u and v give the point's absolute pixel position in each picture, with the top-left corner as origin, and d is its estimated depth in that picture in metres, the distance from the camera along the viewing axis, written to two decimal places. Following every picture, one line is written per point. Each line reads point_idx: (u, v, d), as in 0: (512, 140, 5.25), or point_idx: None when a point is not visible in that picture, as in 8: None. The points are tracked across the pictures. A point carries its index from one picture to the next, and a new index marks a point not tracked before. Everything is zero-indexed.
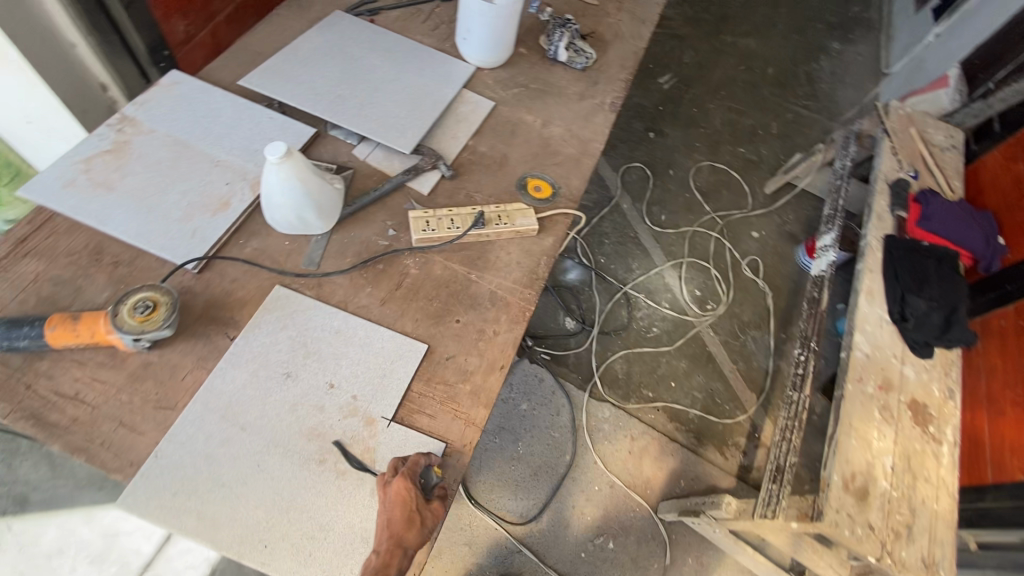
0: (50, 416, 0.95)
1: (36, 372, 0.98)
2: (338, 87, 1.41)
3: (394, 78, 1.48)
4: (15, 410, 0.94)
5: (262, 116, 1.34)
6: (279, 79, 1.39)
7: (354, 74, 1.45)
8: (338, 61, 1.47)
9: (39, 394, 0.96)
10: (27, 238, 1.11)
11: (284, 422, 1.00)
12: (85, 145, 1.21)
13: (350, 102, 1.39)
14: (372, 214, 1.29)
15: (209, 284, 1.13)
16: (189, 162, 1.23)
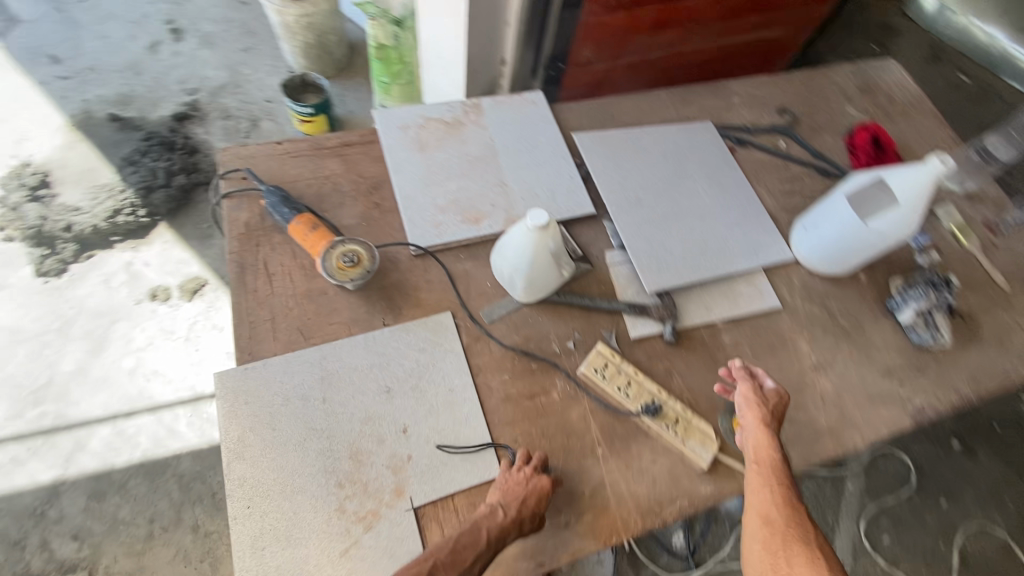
0: (246, 275, 1.13)
1: (268, 239, 1.17)
2: (644, 191, 1.34)
3: (701, 217, 1.34)
4: (236, 254, 1.15)
5: (566, 172, 1.36)
6: (604, 153, 1.38)
7: (670, 189, 1.36)
8: (666, 170, 1.39)
9: (256, 254, 1.15)
10: (349, 146, 1.33)
11: (350, 425, 1.01)
12: (437, 108, 1.39)
13: (643, 212, 1.31)
14: (571, 316, 1.20)
15: (410, 269, 1.19)
16: (484, 169, 1.32)
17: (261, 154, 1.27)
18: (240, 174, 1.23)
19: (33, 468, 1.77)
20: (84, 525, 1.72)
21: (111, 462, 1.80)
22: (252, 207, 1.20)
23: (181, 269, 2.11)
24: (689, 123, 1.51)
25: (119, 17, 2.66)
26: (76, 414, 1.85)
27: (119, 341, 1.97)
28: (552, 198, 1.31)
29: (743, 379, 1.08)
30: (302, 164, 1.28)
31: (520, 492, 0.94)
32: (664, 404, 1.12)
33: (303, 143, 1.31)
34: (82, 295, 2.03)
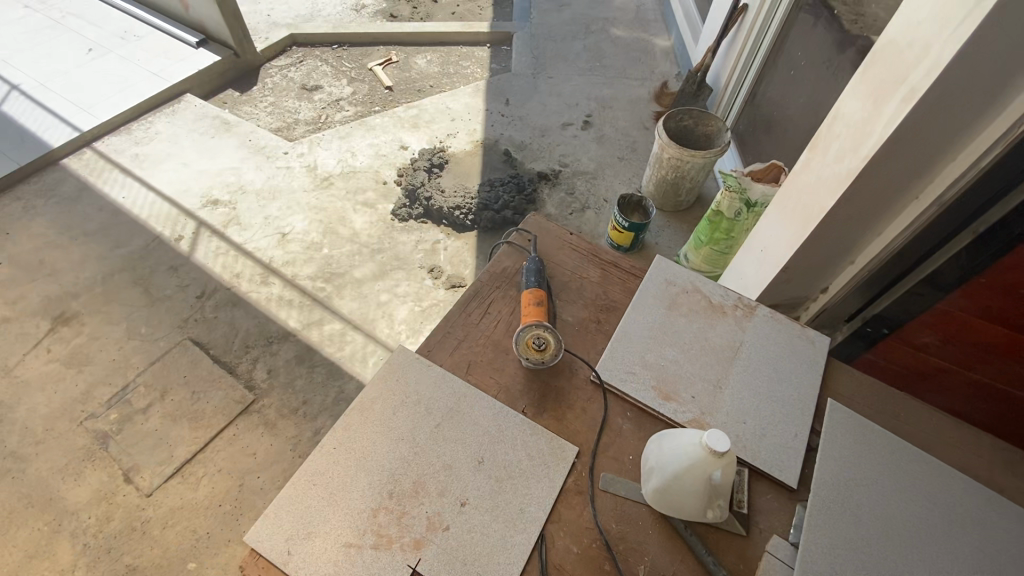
0: (472, 301, 1.35)
1: (506, 288, 1.37)
2: (871, 514, 1.03)
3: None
4: (479, 283, 1.38)
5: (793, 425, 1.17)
6: (849, 441, 1.13)
7: (909, 539, 1.01)
8: (923, 516, 1.04)
9: (489, 292, 1.36)
10: (617, 267, 1.45)
11: (435, 459, 1.08)
12: (712, 287, 1.41)
13: (853, 532, 1.00)
14: (681, 558, 1.02)
15: (579, 390, 1.22)
16: (711, 362, 1.26)
17: (553, 233, 1.51)
18: (528, 235, 1.48)
19: (290, 314, 2.41)
20: (277, 369, 2.24)
21: (321, 347, 2.31)
22: (516, 261, 1.43)
23: (459, 265, 2.60)
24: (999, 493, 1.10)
25: (563, 99, 3.50)
26: (334, 303, 2.45)
27: (390, 281, 2.54)
28: (756, 436, 1.16)
29: None
30: (572, 257, 1.46)
31: None
32: None
33: (586, 244, 1.50)
34: (399, 240, 2.69)
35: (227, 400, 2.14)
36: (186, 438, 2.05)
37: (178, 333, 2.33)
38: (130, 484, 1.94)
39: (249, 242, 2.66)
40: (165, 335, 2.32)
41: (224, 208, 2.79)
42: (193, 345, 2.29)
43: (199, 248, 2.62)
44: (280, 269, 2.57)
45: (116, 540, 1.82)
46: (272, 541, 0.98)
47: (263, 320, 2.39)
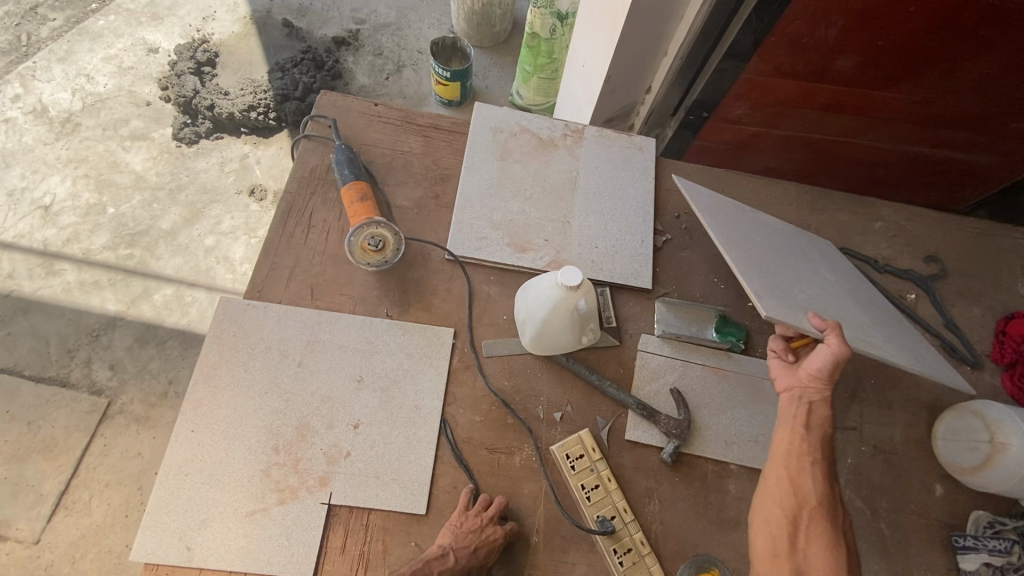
0: (289, 219, 1.16)
1: (323, 192, 1.20)
2: (760, 248, 1.07)
3: (832, 298, 1.05)
4: (290, 196, 1.18)
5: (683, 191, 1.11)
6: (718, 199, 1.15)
7: (791, 259, 1.09)
8: (785, 243, 1.14)
9: (306, 203, 1.18)
10: (437, 129, 1.31)
11: (310, 398, 1.01)
12: (539, 121, 1.34)
13: (761, 263, 1.02)
14: (572, 386, 1.10)
15: (437, 273, 1.17)
16: (556, 200, 1.25)
17: (355, 110, 1.30)
18: (326, 121, 1.26)
19: (105, 297, 2.02)
20: (120, 361, 1.94)
21: (161, 319, 2.01)
22: (323, 157, 1.23)
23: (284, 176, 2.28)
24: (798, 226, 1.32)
25: None
26: (153, 266, 2.08)
27: (210, 220, 2.17)
28: (611, 256, 1.21)
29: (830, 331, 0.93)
30: (385, 132, 1.29)
31: (472, 542, 0.91)
32: (626, 527, 0.98)
33: (396, 111, 1.32)
34: (200, 168, 2.26)
35: (76, 416, 1.85)
36: (47, 472, 1.78)
37: None
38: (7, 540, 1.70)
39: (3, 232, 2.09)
40: None
41: None
42: None
43: None
44: (65, 251, 2.08)
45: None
46: (163, 546, 0.89)
47: (73, 315, 1.99)
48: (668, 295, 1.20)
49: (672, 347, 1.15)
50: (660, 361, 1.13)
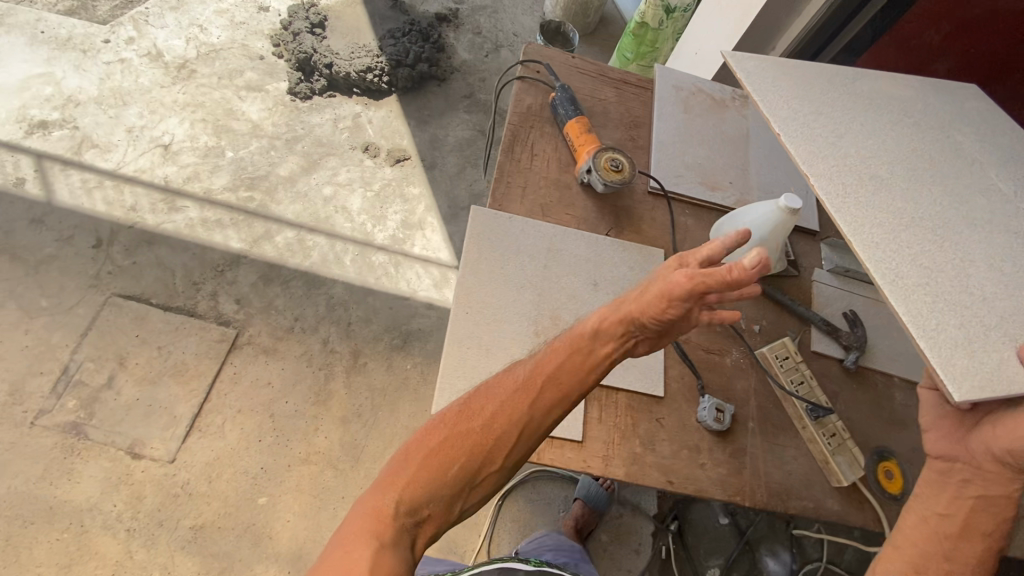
0: (516, 146, 1.31)
1: (541, 127, 1.34)
2: (875, 147, 0.94)
3: (972, 205, 0.89)
4: (514, 127, 1.33)
5: (772, 88, 1.02)
6: (831, 95, 1.02)
7: (931, 158, 0.94)
8: (942, 144, 0.97)
9: (528, 134, 1.33)
10: (626, 84, 1.48)
11: (559, 293, 1.15)
12: (710, 85, 1.52)
13: (855, 164, 0.92)
14: (764, 306, 1.27)
15: (642, 204, 1.32)
16: (734, 150, 1.43)
17: (557, 60, 1.45)
18: (537, 67, 1.41)
19: (227, 235, 2.07)
20: (245, 296, 1.99)
21: (283, 259, 2.07)
22: (537, 97, 1.38)
23: (395, 137, 2.38)
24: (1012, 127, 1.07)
25: None
26: (274, 209, 2.15)
27: (326, 170, 2.25)
28: None
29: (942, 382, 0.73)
30: (584, 82, 1.45)
31: (654, 284, 0.88)
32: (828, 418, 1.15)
33: (589, 65, 1.48)
34: (315, 122, 2.34)
35: (205, 345, 1.90)
36: (179, 396, 1.82)
37: (95, 293, 1.91)
38: (141, 457, 1.74)
39: (123, 167, 2.12)
40: (80, 301, 1.90)
41: (63, 133, 2.14)
42: (126, 300, 1.92)
43: (57, 189, 2.04)
44: (186, 189, 2.13)
45: (163, 510, 1.69)
46: None
47: (198, 250, 2.03)
48: (830, 239, 1.39)
49: (839, 280, 1.33)
50: (832, 291, 1.32)
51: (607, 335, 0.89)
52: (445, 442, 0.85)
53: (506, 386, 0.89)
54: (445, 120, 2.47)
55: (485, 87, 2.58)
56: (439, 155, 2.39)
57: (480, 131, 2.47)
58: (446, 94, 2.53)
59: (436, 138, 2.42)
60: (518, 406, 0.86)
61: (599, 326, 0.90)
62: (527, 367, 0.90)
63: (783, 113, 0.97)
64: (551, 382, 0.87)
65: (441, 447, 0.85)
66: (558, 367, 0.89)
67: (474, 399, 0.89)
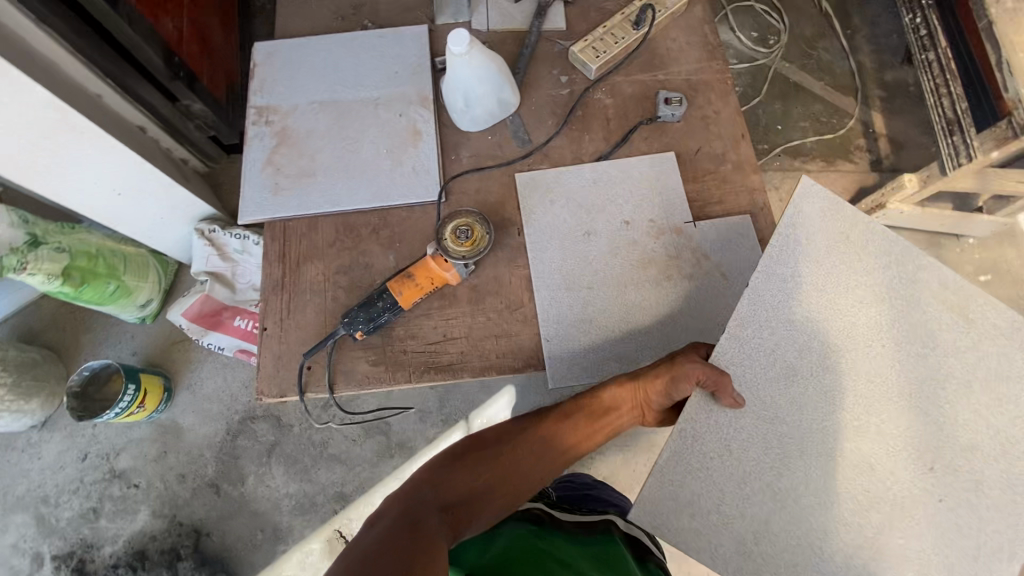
0: (443, 360, 1.03)
1: (401, 337, 1.04)
2: (864, 299, 0.85)
3: (894, 441, 0.82)
4: (414, 370, 1.03)
5: (802, 267, 0.86)
6: (855, 239, 0.86)
7: (833, 392, 0.83)
8: (949, 389, 0.83)
9: (419, 350, 1.04)
10: (287, 250, 1.11)
11: (618, 266, 1.08)
12: (255, 149, 1.17)
13: (869, 404, 0.83)
14: (537, 71, 1.25)
15: (462, 203, 1.15)
16: (352, 114, 1.20)
17: (279, 346, 1.05)
18: (306, 367, 1.03)
19: None
20: None
21: None
22: (353, 354, 1.04)
23: (313, 562, 1.78)
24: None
25: None
26: None
27: None
28: (406, 58, 1.25)
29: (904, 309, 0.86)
30: (304, 303, 1.08)
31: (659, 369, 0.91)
32: (636, 11, 1.25)
33: (267, 303, 1.08)
34: None
35: None
36: None
37: None
38: None
39: None
40: None
41: None
42: None
43: None
44: None
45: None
46: None
47: None
48: (431, 14, 1.31)
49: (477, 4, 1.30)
50: (494, 6, 1.29)
51: (563, 420, 0.97)
52: (420, 544, 0.75)
53: (461, 484, 0.90)
54: (266, 506, 1.84)
55: (196, 468, 1.87)
56: (323, 494, 1.85)
57: (272, 451, 1.88)
58: (221, 519, 1.83)
59: (298, 506, 1.83)
60: (529, 458, 0.94)
61: (546, 424, 0.97)
62: (477, 456, 0.93)
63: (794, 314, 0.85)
64: (548, 443, 0.95)
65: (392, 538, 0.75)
66: (557, 424, 0.97)
67: (424, 491, 0.87)
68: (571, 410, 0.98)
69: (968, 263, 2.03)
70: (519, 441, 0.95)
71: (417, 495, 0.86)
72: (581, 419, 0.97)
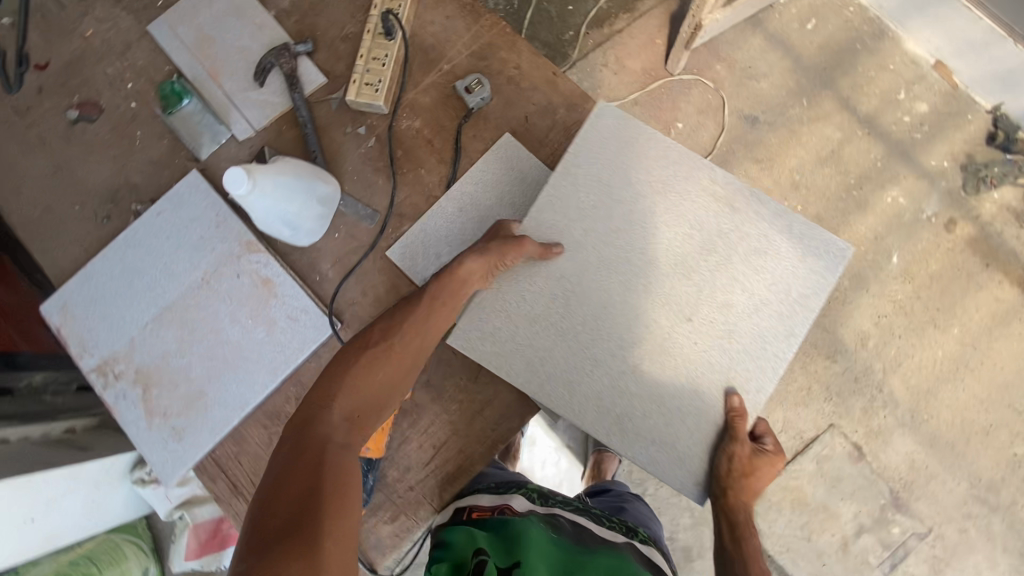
0: (448, 469, 1.00)
1: (397, 478, 0.99)
2: (628, 192, 1.07)
3: (688, 297, 1.03)
4: (430, 497, 0.99)
5: (595, 164, 1.07)
6: (630, 147, 1.08)
7: (625, 267, 1.04)
8: (710, 248, 1.05)
9: (421, 477, 1.00)
10: (236, 477, 1.02)
11: (515, 246, 1.06)
12: (126, 412, 1.03)
13: (659, 272, 1.04)
14: (332, 141, 1.14)
15: (360, 313, 1.07)
16: (192, 309, 1.06)
17: None
18: None
19: None
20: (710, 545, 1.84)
21: None
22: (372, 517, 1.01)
23: None
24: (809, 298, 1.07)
25: None
26: None
27: None
28: (200, 217, 1.10)
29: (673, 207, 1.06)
30: None
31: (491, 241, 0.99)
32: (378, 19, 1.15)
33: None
34: None
35: (767, 511, 1.87)
36: (807, 474, 1.87)
37: None
38: (856, 439, 1.88)
39: None
40: None
41: None
42: None
43: None
44: None
45: (855, 383, 1.90)
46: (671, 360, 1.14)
47: None
48: (191, 153, 1.15)
49: (227, 114, 1.15)
50: (245, 106, 1.15)
51: (425, 309, 0.96)
52: (339, 491, 0.75)
53: (359, 393, 0.88)
54: None
55: None
56: None
57: None
58: None
59: None
60: (397, 354, 0.92)
61: (422, 307, 0.96)
62: (368, 360, 0.91)
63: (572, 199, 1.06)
64: (412, 332, 0.94)
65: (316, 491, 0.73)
66: (418, 313, 0.95)
67: (321, 413, 0.85)
68: (443, 289, 0.97)
69: (791, 22, 2.09)
70: (405, 335, 0.94)
71: (314, 423, 0.83)
72: (443, 305, 0.96)
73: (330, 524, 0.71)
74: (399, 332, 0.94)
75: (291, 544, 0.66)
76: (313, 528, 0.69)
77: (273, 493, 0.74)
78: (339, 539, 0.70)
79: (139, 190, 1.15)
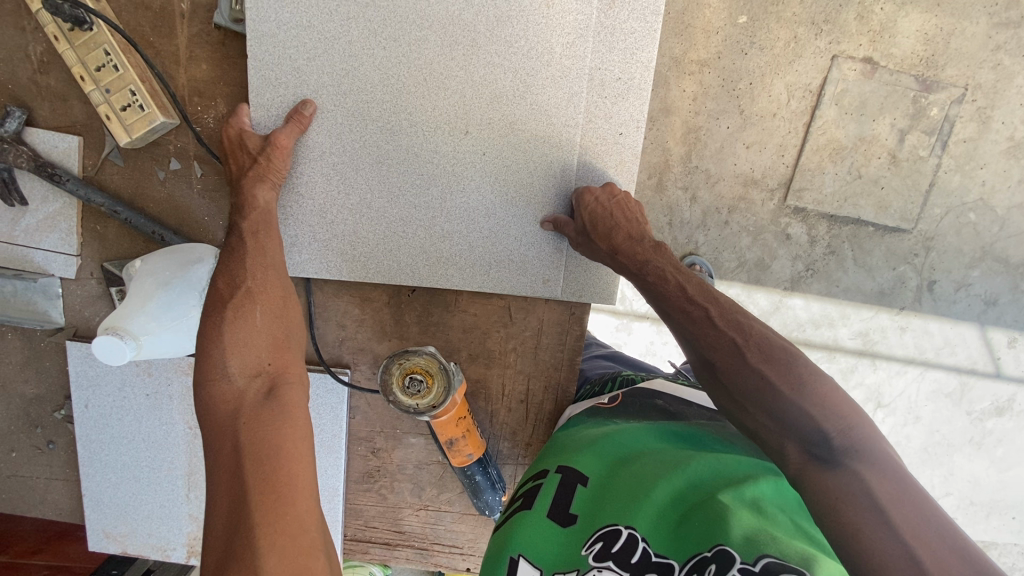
0: (521, 386, 1.18)
1: (482, 409, 1.19)
2: (352, 26, 0.95)
3: (445, 115, 1.00)
4: (525, 412, 1.19)
5: (286, 14, 0.94)
6: None
7: (382, 118, 0.99)
8: (446, 46, 0.97)
9: (508, 405, 1.19)
10: (370, 488, 1.23)
11: (321, 135, 0.99)
12: None
13: (414, 103, 0.99)
14: (163, 204, 1.05)
15: (342, 321, 1.13)
16: (192, 451, 1.14)
17: (463, 502, 1.23)
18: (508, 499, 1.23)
19: (798, 306, 1.89)
20: (775, 249, 1.83)
21: (741, 287, 1.86)
22: (511, 476, 1.22)
23: None
24: (603, 31, 0.99)
25: None
26: None
27: None
28: (126, 389, 1.10)
29: (422, 28, 0.96)
30: (428, 479, 1.22)
31: (248, 143, 0.95)
32: (60, 24, 0.93)
33: (422, 539, 1.26)
34: None
35: (814, 180, 1.76)
36: (833, 119, 1.71)
37: (922, 239, 1.83)
38: (864, 53, 1.66)
39: (910, 368, 1.94)
40: (934, 218, 1.81)
41: (980, 404, 1.97)
42: (890, 233, 1.82)
43: (970, 349, 1.94)
44: (847, 364, 1.94)
45: None
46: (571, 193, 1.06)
47: (827, 297, 1.88)
48: (52, 323, 1.09)
49: (44, 261, 1.06)
50: (38, 240, 1.05)
51: (251, 234, 0.92)
52: (271, 444, 0.75)
53: (246, 342, 0.85)
54: None
55: None
56: None
57: None
58: None
59: None
60: (251, 281, 0.89)
61: (250, 245, 0.91)
62: (233, 311, 0.86)
63: (310, 64, 0.97)
64: (251, 258, 0.90)
65: (251, 455, 0.73)
66: (246, 237, 0.92)
67: (220, 383, 0.82)
68: (257, 222, 0.93)
69: None
70: (252, 274, 0.90)
71: (219, 396, 0.81)
72: (266, 222, 0.94)
73: (281, 471, 0.72)
74: (235, 260, 0.90)
75: (256, 510, 0.68)
76: (264, 487, 0.70)
77: (217, 477, 0.73)
78: (289, 483, 0.71)
79: (46, 398, 1.16)
